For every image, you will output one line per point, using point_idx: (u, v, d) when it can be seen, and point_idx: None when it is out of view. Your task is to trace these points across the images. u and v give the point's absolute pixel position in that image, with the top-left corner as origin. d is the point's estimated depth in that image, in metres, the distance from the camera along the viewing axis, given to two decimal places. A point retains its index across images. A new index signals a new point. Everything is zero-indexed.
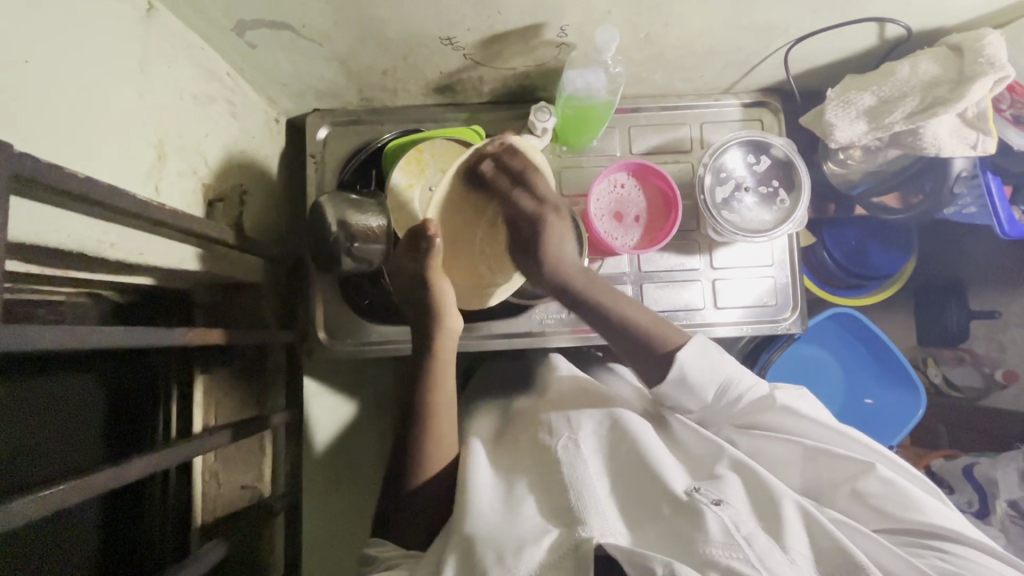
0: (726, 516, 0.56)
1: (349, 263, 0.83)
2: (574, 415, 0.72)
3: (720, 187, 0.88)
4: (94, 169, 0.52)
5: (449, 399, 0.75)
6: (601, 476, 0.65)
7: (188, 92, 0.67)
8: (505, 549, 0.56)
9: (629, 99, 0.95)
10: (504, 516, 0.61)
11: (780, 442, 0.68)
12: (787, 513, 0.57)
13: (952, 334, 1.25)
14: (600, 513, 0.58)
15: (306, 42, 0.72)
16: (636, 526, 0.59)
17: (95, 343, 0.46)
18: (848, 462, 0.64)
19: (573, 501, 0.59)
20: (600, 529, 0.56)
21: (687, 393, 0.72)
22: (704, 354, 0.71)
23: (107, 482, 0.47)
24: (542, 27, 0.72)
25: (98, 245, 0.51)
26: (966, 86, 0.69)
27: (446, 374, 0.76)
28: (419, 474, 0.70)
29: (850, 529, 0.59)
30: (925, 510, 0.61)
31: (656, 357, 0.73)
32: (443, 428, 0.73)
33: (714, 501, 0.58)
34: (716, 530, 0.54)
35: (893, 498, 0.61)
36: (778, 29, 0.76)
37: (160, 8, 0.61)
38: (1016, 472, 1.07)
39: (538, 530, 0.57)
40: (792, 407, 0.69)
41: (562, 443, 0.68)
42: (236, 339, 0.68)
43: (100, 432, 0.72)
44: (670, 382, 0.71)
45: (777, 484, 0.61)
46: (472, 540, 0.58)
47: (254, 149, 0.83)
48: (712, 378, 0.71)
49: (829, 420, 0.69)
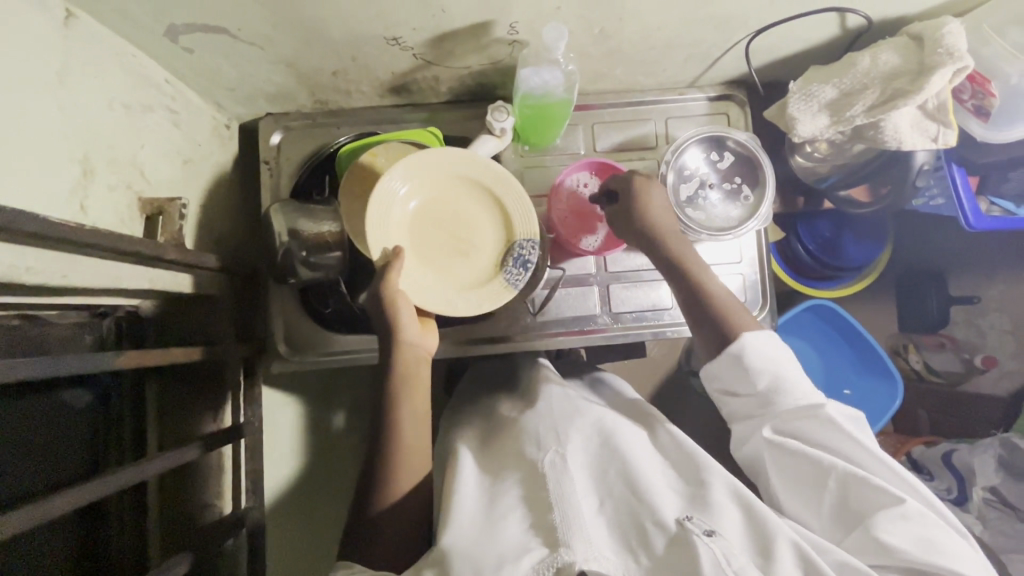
0: (717, 549, 0.54)
1: (305, 273, 0.81)
2: (563, 427, 0.69)
3: (684, 185, 0.86)
4: (11, 190, 0.49)
5: (422, 419, 0.70)
6: (588, 496, 0.62)
7: (119, 101, 0.64)
8: (484, 566, 0.54)
9: (592, 96, 0.92)
10: (483, 531, 0.59)
11: (802, 458, 0.63)
12: (781, 547, 0.56)
13: (933, 321, 1.23)
14: (584, 534, 0.55)
15: (245, 45, 0.69)
16: (627, 549, 0.57)
17: (18, 373, 0.45)
18: (877, 492, 0.60)
19: (557, 520, 0.57)
20: (584, 553, 0.53)
21: (738, 373, 0.69)
22: (772, 344, 0.69)
23: (33, 517, 0.45)
24: (492, 25, 0.69)
25: (13, 270, 0.48)
26: (925, 77, 0.67)
27: (419, 394, 0.70)
28: (384, 496, 0.66)
29: (852, 569, 0.56)
30: (946, 555, 0.56)
31: (714, 338, 0.72)
32: (415, 452, 0.68)
33: (706, 531, 0.56)
34: (709, 567, 0.52)
35: (916, 541, 0.56)
36: (736, 20, 0.73)
37: (80, 15, 0.58)
38: (992, 458, 1.09)
39: (518, 549, 0.55)
40: (839, 423, 0.63)
41: (549, 459, 0.64)
42: (181, 358, 0.65)
43: (56, 454, 0.66)
44: (724, 358, 0.69)
45: (774, 520, 0.58)
46: (447, 557, 0.56)
47: (201, 158, 0.81)
48: (772, 365, 0.68)
49: (871, 444, 0.64)
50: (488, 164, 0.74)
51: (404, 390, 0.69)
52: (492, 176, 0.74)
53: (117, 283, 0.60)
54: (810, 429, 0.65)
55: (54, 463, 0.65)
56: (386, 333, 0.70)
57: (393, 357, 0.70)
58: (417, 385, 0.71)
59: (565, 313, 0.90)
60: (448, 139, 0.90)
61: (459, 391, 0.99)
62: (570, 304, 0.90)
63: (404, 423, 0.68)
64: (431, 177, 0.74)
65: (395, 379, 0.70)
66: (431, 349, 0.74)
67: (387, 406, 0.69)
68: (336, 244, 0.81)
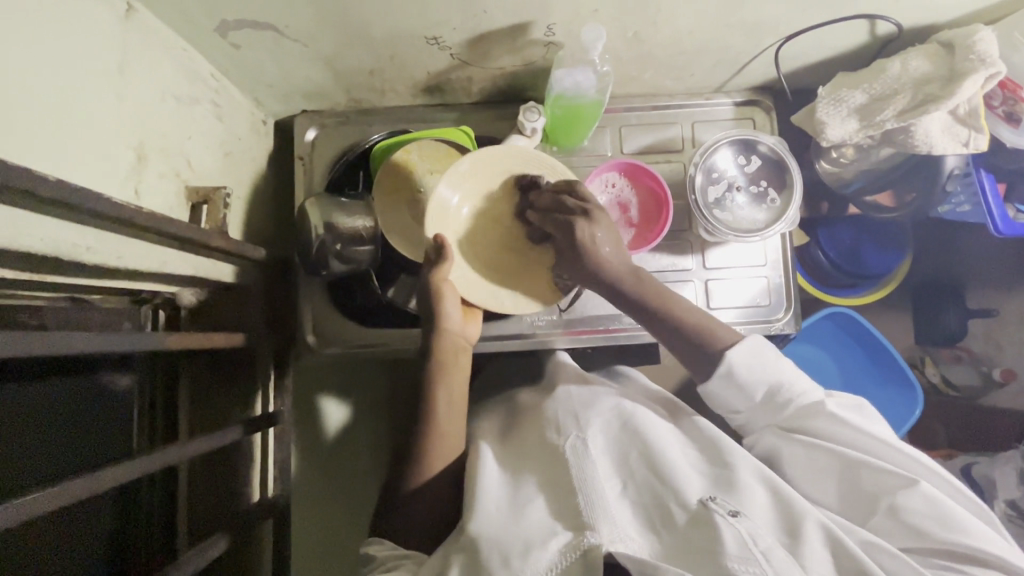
0: (743, 529, 0.53)
1: (338, 265, 0.83)
2: (583, 412, 0.71)
3: (712, 186, 0.87)
4: (72, 174, 0.51)
5: (458, 402, 0.72)
6: (611, 479, 0.63)
7: (170, 94, 0.66)
8: (511, 551, 0.54)
9: (620, 99, 0.94)
10: (509, 518, 0.59)
11: (814, 448, 0.65)
12: (809, 529, 0.55)
13: (952, 333, 1.22)
14: (610, 517, 0.56)
15: (290, 42, 0.71)
16: (651, 530, 0.58)
17: (72, 348, 0.45)
18: (889, 475, 0.61)
19: (582, 504, 0.57)
20: (609, 535, 0.54)
21: (735, 392, 0.69)
22: (760, 351, 0.69)
23: (87, 487, 0.46)
24: (529, 26, 0.71)
25: (74, 248, 0.50)
26: (957, 82, 0.68)
27: (454, 375, 0.72)
28: (423, 471, 0.68)
29: (879, 548, 0.56)
30: (967, 532, 0.57)
31: (701, 360, 0.71)
32: (450, 425, 0.71)
33: (730, 511, 0.56)
34: (732, 544, 0.51)
35: (933, 517, 0.57)
36: (769, 25, 0.75)
37: (140, 9, 0.61)
38: (1014, 472, 1.08)
39: (546, 532, 0.55)
40: (841, 416, 0.65)
41: (572, 442, 0.66)
42: (222, 344, 0.66)
43: (82, 437, 0.66)
44: (717, 380, 0.69)
45: (799, 501, 0.59)
46: (476, 544, 0.56)
47: (240, 152, 0.83)
48: (765, 372, 0.68)
49: (883, 432, 0.65)
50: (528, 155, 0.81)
51: (440, 373, 0.72)
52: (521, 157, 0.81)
53: (162, 269, 0.61)
54: (819, 425, 0.66)
55: (76, 444, 0.66)
56: (429, 318, 0.74)
57: (432, 341, 0.73)
58: (456, 371, 0.73)
59: (590, 312, 0.90)
60: (478, 138, 0.92)
61: (479, 388, 0.99)
62: (595, 303, 0.91)
63: (440, 407, 0.71)
64: (471, 180, 0.80)
65: (435, 362, 0.72)
66: (472, 337, 0.76)
67: (424, 387, 0.72)
68: (369, 239, 0.82)
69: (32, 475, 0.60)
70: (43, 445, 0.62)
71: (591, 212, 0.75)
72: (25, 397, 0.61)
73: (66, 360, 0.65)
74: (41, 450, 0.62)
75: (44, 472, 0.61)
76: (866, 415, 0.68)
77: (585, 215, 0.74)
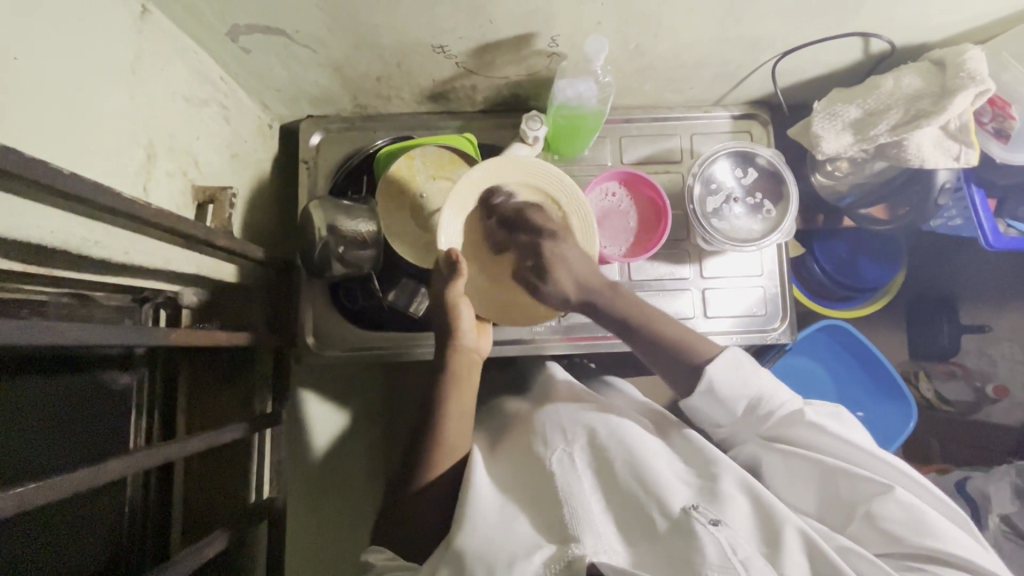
0: (723, 538, 0.53)
1: (339, 268, 0.84)
2: (566, 424, 0.71)
3: (710, 197, 0.89)
4: (84, 169, 0.52)
5: (466, 416, 0.74)
6: (596, 491, 0.63)
7: (180, 95, 0.67)
8: (495, 563, 0.54)
9: (621, 110, 0.96)
10: (497, 529, 0.59)
11: (796, 457, 0.65)
12: (788, 536, 0.56)
13: (943, 349, 1.24)
14: (593, 529, 0.57)
15: (300, 48, 0.73)
16: (634, 540, 0.58)
17: (77, 338, 0.44)
18: (865, 482, 0.61)
19: (567, 516, 0.58)
20: (593, 546, 0.55)
21: (716, 404, 0.70)
22: (739, 366, 0.69)
23: (88, 479, 0.44)
24: (534, 36, 0.73)
25: (82, 242, 0.50)
26: (948, 99, 0.70)
27: (465, 392, 0.75)
28: (426, 474, 0.69)
29: (855, 555, 0.56)
30: (941, 539, 0.57)
31: (687, 374, 0.71)
32: (456, 436, 0.72)
33: (711, 520, 0.56)
34: (713, 552, 0.52)
35: (907, 523, 0.58)
36: (766, 42, 0.77)
37: (155, 12, 0.62)
38: (1009, 486, 1.06)
39: (530, 546, 0.55)
40: (822, 424, 0.65)
41: (556, 455, 0.66)
42: (225, 342, 0.66)
43: (84, 429, 0.67)
44: (697, 395, 0.70)
45: (780, 509, 0.59)
46: (461, 556, 0.56)
47: (247, 154, 0.84)
48: (741, 390, 0.68)
49: (860, 439, 0.65)
50: (553, 172, 0.78)
51: (451, 385, 0.74)
52: (530, 173, 0.78)
53: (168, 266, 0.62)
54: (798, 432, 0.66)
55: (80, 432, 0.66)
56: (444, 331, 0.77)
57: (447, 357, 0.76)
58: (467, 385, 0.75)
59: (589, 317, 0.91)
60: (481, 146, 0.93)
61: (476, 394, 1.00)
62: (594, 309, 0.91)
63: (449, 424, 0.72)
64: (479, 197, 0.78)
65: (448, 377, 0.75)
66: (484, 352, 0.80)
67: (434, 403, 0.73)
68: (371, 242, 0.84)
69: (23, 467, 0.59)
70: (51, 433, 0.63)
71: (561, 231, 0.79)
72: (31, 387, 0.61)
73: (67, 356, 0.65)
74: (49, 438, 0.63)
75: (44, 458, 0.61)
76: (843, 421, 0.68)
77: (551, 236, 0.78)
